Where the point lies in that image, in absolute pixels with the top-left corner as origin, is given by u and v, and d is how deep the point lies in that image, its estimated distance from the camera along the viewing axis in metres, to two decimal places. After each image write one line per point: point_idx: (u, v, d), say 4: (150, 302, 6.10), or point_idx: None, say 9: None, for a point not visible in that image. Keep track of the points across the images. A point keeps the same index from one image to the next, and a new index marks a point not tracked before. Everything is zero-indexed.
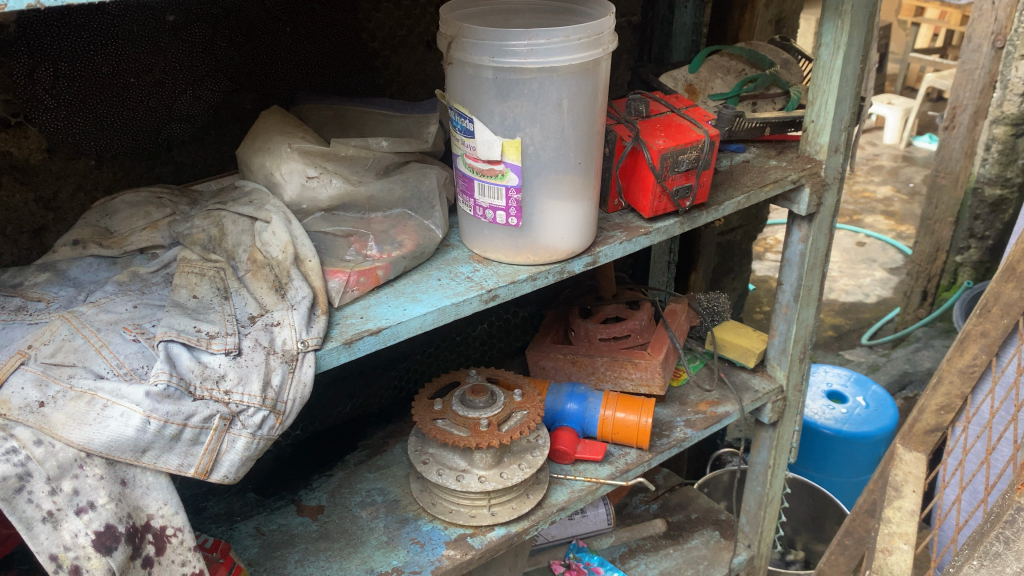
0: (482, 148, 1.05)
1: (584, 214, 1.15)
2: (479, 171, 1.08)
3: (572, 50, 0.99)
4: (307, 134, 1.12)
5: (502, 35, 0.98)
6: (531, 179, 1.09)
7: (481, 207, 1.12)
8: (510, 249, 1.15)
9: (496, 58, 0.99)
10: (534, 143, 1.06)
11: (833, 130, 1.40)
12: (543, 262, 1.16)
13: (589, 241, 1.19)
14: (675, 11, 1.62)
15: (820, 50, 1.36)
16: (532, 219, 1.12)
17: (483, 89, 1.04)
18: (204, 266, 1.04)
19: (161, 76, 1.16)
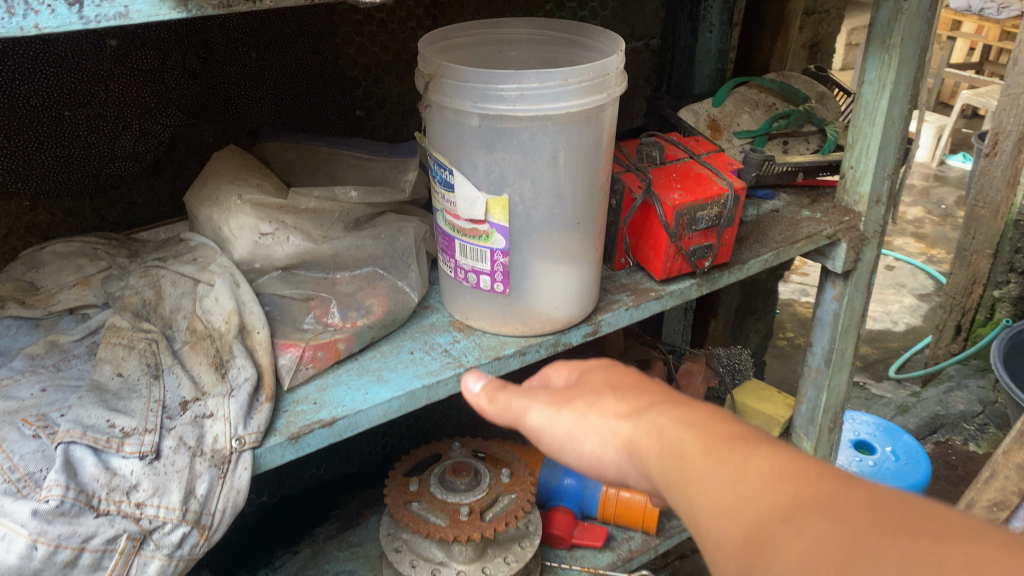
0: (463, 205, 0.89)
1: (584, 279, 0.99)
2: (459, 230, 0.92)
3: (570, 95, 0.83)
4: (263, 180, 0.96)
5: (488, 76, 0.82)
6: (521, 241, 0.92)
7: (463, 270, 0.95)
8: (496, 318, 0.98)
9: (481, 103, 0.83)
10: (526, 200, 0.90)
11: (875, 178, 1.24)
12: (535, 334, 0.99)
13: (589, 309, 1.03)
14: (699, 36, 1.48)
15: (863, 88, 1.20)
16: (522, 286, 0.95)
17: (466, 138, 0.88)
18: (134, 337, 0.88)
19: (101, 108, 1.01)
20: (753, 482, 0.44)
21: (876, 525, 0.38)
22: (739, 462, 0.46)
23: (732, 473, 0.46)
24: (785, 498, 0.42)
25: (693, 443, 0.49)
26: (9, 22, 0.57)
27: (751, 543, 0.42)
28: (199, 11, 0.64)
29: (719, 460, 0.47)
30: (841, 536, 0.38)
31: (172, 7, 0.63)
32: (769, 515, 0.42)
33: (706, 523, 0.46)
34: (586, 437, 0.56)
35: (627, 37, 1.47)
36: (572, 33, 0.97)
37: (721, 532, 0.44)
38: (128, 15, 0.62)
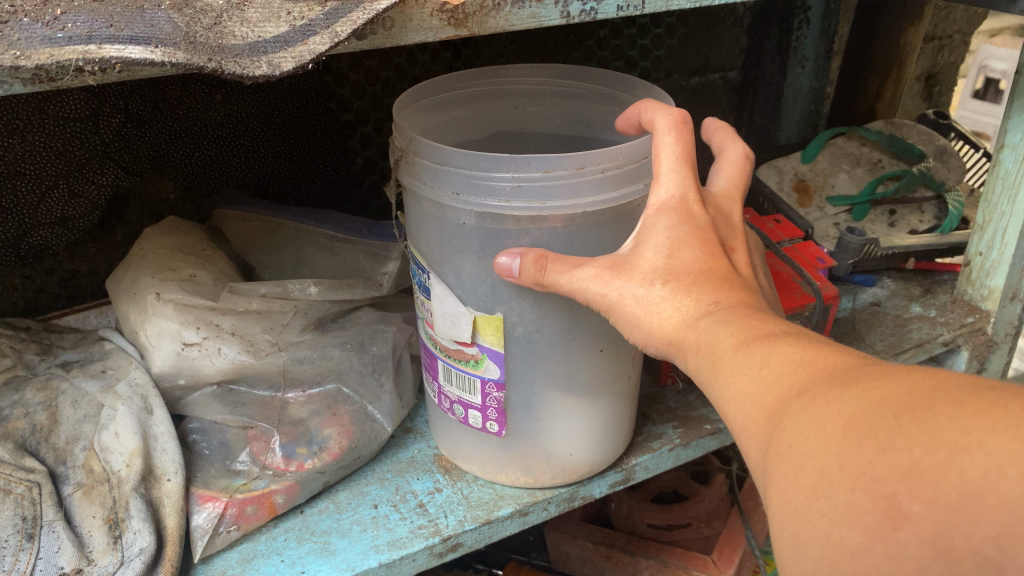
0: (442, 322, 0.66)
1: (609, 417, 0.74)
2: (441, 350, 0.69)
3: (589, 187, 0.59)
4: (199, 270, 0.75)
5: (473, 160, 0.57)
6: (522, 370, 0.67)
7: (447, 399, 0.72)
8: (489, 459, 0.74)
9: (465, 196, 0.59)
10: (527, 320, 0.65)
11: (1013, 270, 0.94)
12: (540, 484, 0.74)
13: (616, 449, 0.77)
14: (788, 72, 1.25)
15: (1002, 153, 0.90)
16: (522, 426, 0.71)
17: (447, 236, 0.64)
18: (12, 479, 0.67)
19: (18, 164, 0.80)
20: (771, 364, 0.41)
21: (877, 382, 0.35)
22: (760, 347, 0.42)
23: (751, 355, 0.42)
24: (802, 371, 0.39)
25: (716, 329, 0.45)
26: None
27: (772, 416, 0.39)
28: None
29: (742, 344, 0.43)
30: (848, 397, 0.35)
31: None
32: (784, 388, 0.39)
33: (732, 407, 0.42)
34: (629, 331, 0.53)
35: (698, 70, 1.20)
36: (614, 87, 0.71)
37: (744, 415, 0.41)
38: None
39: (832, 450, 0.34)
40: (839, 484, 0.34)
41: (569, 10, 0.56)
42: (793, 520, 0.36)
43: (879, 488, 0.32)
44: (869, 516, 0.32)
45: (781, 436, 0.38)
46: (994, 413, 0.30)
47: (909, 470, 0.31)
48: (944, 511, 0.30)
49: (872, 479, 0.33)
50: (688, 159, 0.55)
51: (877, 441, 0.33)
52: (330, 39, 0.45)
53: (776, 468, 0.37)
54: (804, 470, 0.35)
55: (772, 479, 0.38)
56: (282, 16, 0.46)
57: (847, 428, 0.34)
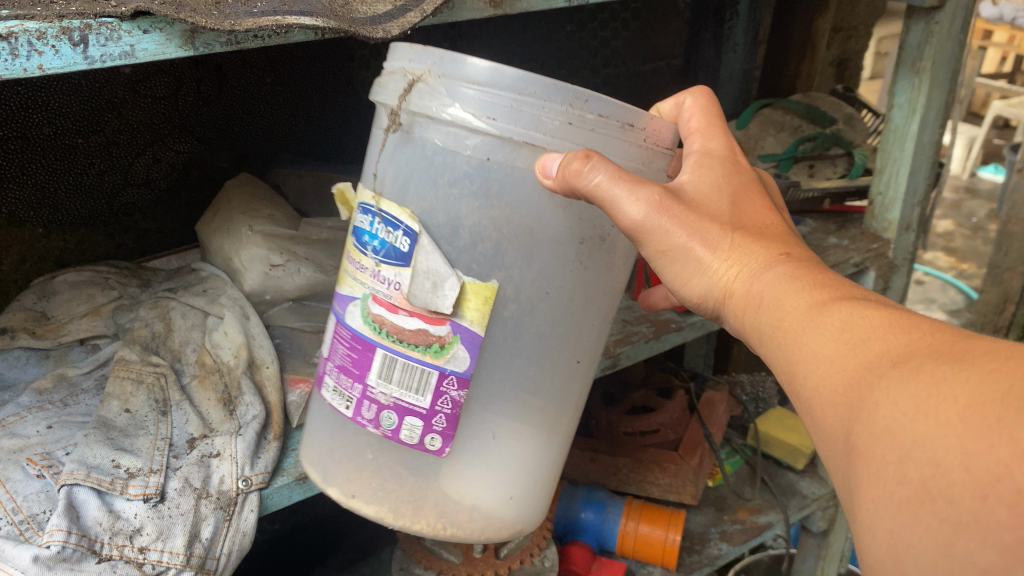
0: (419, 282, 0.60)
1: (534, 461, 0.73)
2: (392, 332, 0.62)
3: (627, 148, 0.62)
4: (274, 212, 0.97)
5: (533, 85, 0.56)
6: (495, 364, 0.65)
7: (378, 400, 0.64)
8: (422, 492, 0.68)
9: (502, 122, 0.57)
10: (522, 297, 0.63)
11: (905, 205, 1.20)
12: (461, 531, 0.70)
13: (530, 515, 0.76)
14: (723, 56, 1.52)
15: (893, 111, 1.17)
16: (471, 446, 0.68)
17: (458, 173, 0.60)
18: (143, 371, 0.85)
19: (114, 136, 1.00)
20: (862, 333, 0.47)
21: (999, 370, 0.39)
22: (844, 317, 0.48)
23: (838, 325, 0.48)
24: (899, 345, 0.44)
25: (795, 296, 0.52)
26: (13, 63, 0.56)
27: (860, 383, 0.45)
28: (206, 49, 0.63)
29: (826, 311, 0.50)
30: (968, 383, 0.39)
31: (179, 45, 0.62)
32: (880, 361, 0.44)
33: (811, 366, 0.49)
34: (692, 280, 0.59)
35: (649, 57, 1.44)
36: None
37: (820, 374, 0.48)
38: (133, 54, 0.60)
39: (958, 446, 0.38)
40: (964, 489, 0.37)
41: None
42: (904, 516, 0.40)
43: (1021, 501, 0.35)
44: (1011, 531, 0.36)
45: (869, 413, 0.43)
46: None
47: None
48: None
49: (1011, 488, 0.36)
50: (715, 116, 0.70)
51: (1016, 444, 0.36)
52: (421, 15, 0.66)
53: (877, 452, 0.42)
54: (916, 465, 0.40)
55: (859, 456, 0.43)
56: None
57: (974, 420, 0.38)
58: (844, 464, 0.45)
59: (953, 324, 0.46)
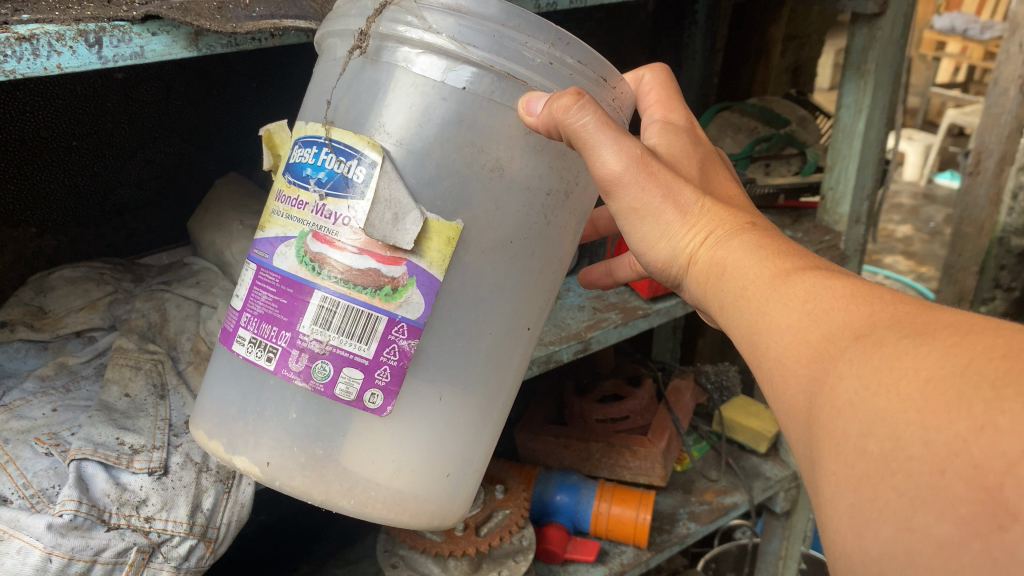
0: (378, 211, 0.59)
1: (478, 438, 0.71)
2: (336, 270, 0.60)
3: (597, 95, 0.67)
4: (265, 207, 1.05)
5: (519, 16, 0.61)
6: (449, 319, 0.65)
7: (314, 348, 0.62)
8: (346, 453, 0.65)
9: (485, 49, 0.61)
10: (483, 246, 0.65)
11: (855, 198, 1.29)
12: (382, 507, 0.67)
13: (461, 504, 0.74)
14: (684, 64, 1.58)
15: (841, 111, 1.25)
16: (411, 412, 0.66)
17: (430, 103, 0.62)
18: (140, 358, 0.90)
19: (108, 138, 1.05)
20: (823, 304, 0.48)
21: (961, 343, 0.38)
22: (808, 287, 0.49)
23: (801, 294, 0.49)
24: (862, 316, 0.45)
25: (759, 268, 0.54)
26: (35, 62, 0.61)
27: (826, 355, 0.45)
28: (209, 50, 0.69)
29: (789, 280, 0.51)
30: (927, 355, 0.39)
31: (184, 46, 0.67)
32: (842, 333, 0.45)
33: (775, 334, 0.50)
34: (659, 244, 0.63)
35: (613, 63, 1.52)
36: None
37: (783, 342, 0.49)
38: (143, 54, 0.66)
39: (916, 419, 0.38)
40: (925, 464, 0.37)
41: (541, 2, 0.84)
42: (863, 491, 0.40)
43: (979, 477, 0.35)
44: (966, 507, 0.35)
45: (834, 386, 0.43)
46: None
47: (1016, 462, 0.34)
48: None
49: (968, 464, 0.35)
50: (673, 90, 0.76)
51: (975, 419, 0.35)
52: None
53: (838, 424, 0.42)
54: (879, 439, 0.39)
55: (821, 431, 0.43)
56: None
57: (932, 393, 0.37)
58: (807, 437, 0.46)
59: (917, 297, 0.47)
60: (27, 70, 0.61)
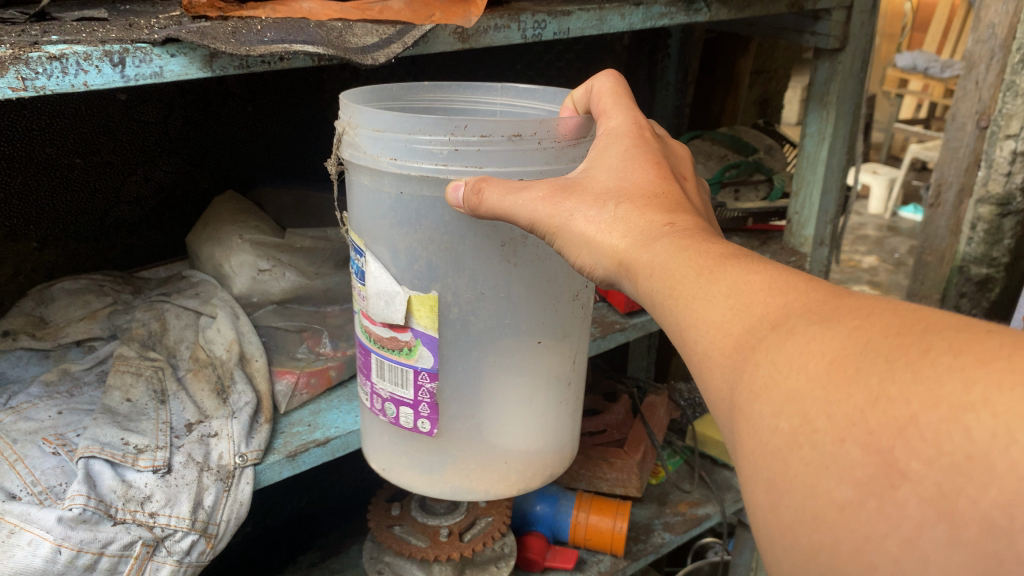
0: (377, 301, 0.75)
1: (539, 415, 0.84)
2: (376, 340, 0.78)
3: (526, 155, 0.69)
4: (261, 223, 1.11)
5: (410, 124, 0.67)
6: (457, 359, 0.78)
7: (382, 397, 0.81)
8: (425, 467, 0.84)
9: (399, 161, 0.69)
10: (462, 300, 0.75)
11: (818, 222, 1.36)
12: (476, 489, 0.84)
13: (551, 462, 0.89)
14: (657, 94, 1.69)
15: (805, 140, 1.33)
16: (455, 426, 0.81)
17: (384, 209, 0.73)
18: (141, 365, 0.94)
19: (109, 156, 1.09)
20: (746, 298, 0.45)
21: (866, 325, 0.39)
22: (732, 281, 0.47)
23: (724, 289, 0.47)
24: (780, 306, 0.44)
25: (681, 259, 0.51)
26: (63, 80, 0.66)
27: (745, 349, 0.44)
28: (222, 71, 0.74)
29: (714, 277, 0.48)
30: (834, 340, 0.39)
31: (200, 67, 0.73)
32: (760, 324, 0.44)
33: (701, 333, 0.47)
34: (582, 253, 0.60)
35: None
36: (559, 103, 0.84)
37: (708, 341, 0.46)
38: (162, 74, 0.71)
39: (821, 396, 0.38)
40: (828, 434, 0.37)
41: (527, 34, 0.90)
42: (775, 465, 0.40)
43: (873, 442, 0.35)
44: (863, 470, 0.36)
45: (751, 373, 0.42)
46: (996, 363, 0.33)
47: (906, 424, 0.34)
48: (948, 473, 0.33)
49: (864, 431, 0.36)
50: (624, 99, 0.72)
51: (870, 391, 0.36)
52: (403, 46, 0.79)
53: (755, 408, 0.42)
54: (787, 416, 0.40)
55: (739, 414, 0.43)
56: (374, 32, 0.81)
57: (837, 372, 0.38)
58: (725, 417, 0.45)
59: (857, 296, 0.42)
60: (55, 87, 0.65)
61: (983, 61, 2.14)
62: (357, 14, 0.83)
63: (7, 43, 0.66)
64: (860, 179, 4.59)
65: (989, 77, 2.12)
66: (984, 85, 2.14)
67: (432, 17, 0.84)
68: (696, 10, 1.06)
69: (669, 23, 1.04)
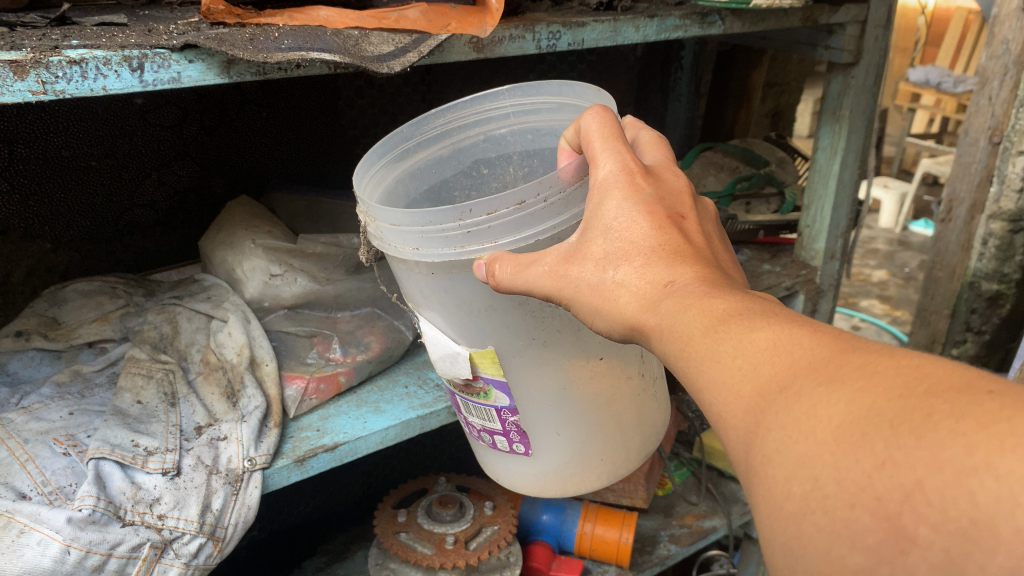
0: (445, 364, 0.80)
1: (618, 417, 0.86)
2: (458, 387, 0.84)
3: (536, 217, 0.69)
4: (274, 228, 1.11)
5: (420, 217, 0.69)
6: (526, 395, 0.82)
7: (476, 428, 0.89)
8: (528, 477, 0.90)
9: (422, 250, 0.71)
10: (515, 347, 0.78)
11: (829, 236, 1.36)
12: (581, 487, 0.89)
13: (643, 445, 0.90)
14: (670, 105, 1.69)
15: (817, 153, 1.33)
16: (544, 444, 0.86)
17: (423, 289, 0.77)
18: (152, 367, 0.94)
19: (124, 160, 1.10)
20: (752, 359, 0.44)
21: (868, 384, 0.38)
22: (736, 341, 0.46)
23: (730, 350, 0.46)
24: (786, 366, 0.43)
25: (688, 318, 0.49)
26: (83, 84, 0.66)
27: (753, 411, 0.43)
28: (239, 78, 0.75)
29: (721, 338, 0.47)
30: (841, 407, 0.38)
31: (217, 73, 0.73)
32: (768, 386, 0.43)
33: (711, 397, 0.46)
34: (596, 319, 0.59)
35: None
36: (567, 94, 0.83)
37: (719, 403, 0.46)
38: (180, 80, 0.72)
39: (829, 461, 0.37)
40: (838, 500, 0.37)
41: (541, 44, 0.91)
42: (789, 529, 0.39)
43: (882, 507, 0.35)
44: (873, 536, 0.35)
45: (761, 437, 0.42)
46: (996, 427, 0.33)
47: (913, 490, 0.34)
48: (956, 538, 0.33)
49: (872, 496, 0.35)
50: (615, 134, 0.66)
51: (876, 455, 0.36)
52: (418, 55, 0.80)
53: (767, 473, 0.41)
54: (796, 480, 0.39)
55: (752, 478, 0.42)
56: (390, 41, 0.81)
57: (843, 440, 0.37)
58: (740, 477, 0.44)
59: (861, 369, 0.39)
60: (75, 91, 0.66)
61: (996, 76, 2.13)
62: (373, 22, 0.83)
63: (28, 46, 0.66)
64: (871, 192, 4.58)
65: (1002, 93, 2.11)
66: (997, 101, 2.13)
67: (448, 27, 0.84)
68: (710, 23, 1.06)
69: (684, 35, 1.04)
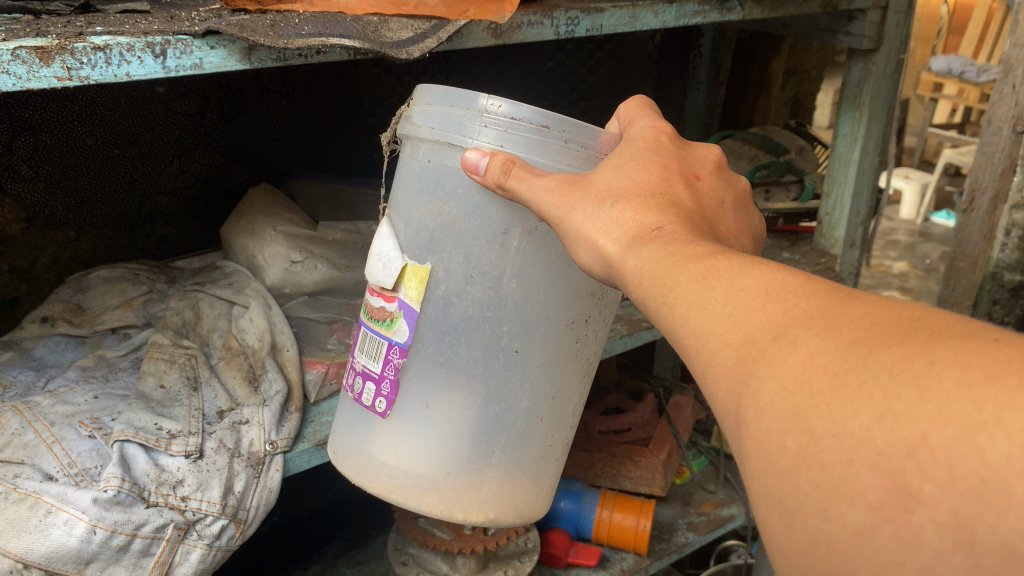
0: (374, 261, 0.74)
1: (495, 438, 0.77)
2: (369, 310, 0.77)
3: (548, 149, 0.68)
4: (295, 216, 1.12)
5: (458, 93, 0.69)
6: (430, 339, 0.74)
7: (354, 374, 0.79)
8: (368, 453, 0.78)
9: (437, 129, 0.70)
10: (452, 280, 0.72)
11: (849, 224, 1.36)
12: (405, 495, 0.77)
13: (493, 503, 0.79)
14: (688, 92, 1.69)
15: (837, 140, 1.32)
16: (409, 410, 0.76)
17: (412, 175, 0.74)
18: (175, 353, 0.95)
19: (146, 147, 1.11)
20: (743, 305, 0.43)
21: (870, 335, 0.37)
22: (728, 287, 0.45)
23: (722, 296, 0.45)
24: (778, 314, 0.42)
25: (677, 266, 0.49)
26: (107, 70, 0.67)
27: (743, 359, 0.42)
28: (259, 64, 0.76)
29: (711, 283, 0.46)
30: (835, 352, 0.37)
31: (238, 60, 0.74)
32: (760, 334, 0.41)
33: (696, 341, 0.45)
34: (580, 249, 0.59)
35: (621, 93, 1.62)
36: None
37: (708, 349, 0.44)
38: (201, 66, 0.72)
39: (826, 413, 0.36)
40: (835, 454, 0.35)
41: (560, 29, 0.91)
42: (785, 486, 0.38)
43: (883, 463, 0.34)
44: (875, 493, 0.34)
45: (755, 386, 0.40)
46: (1006, 380, 0.31)
47: (917, 446, 0.33)
48: (962, 497, 0.31)
49: (873, 451, 0.34)
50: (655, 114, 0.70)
51: (876, 407, 0.35)
52: (437, 41, 0.80)
53: (761, 426, 0.40)
54: (791, 433, 0.38)
55: (744, 432, 0.41)
56: (409, 27, 0.81)
57: (840, 388, 0.36)
58: (731, 434, 0.43)
59: (865, 318, 0.38)
60: (99, 76, 0.67)
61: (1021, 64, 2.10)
62: (392, 9, 0.84)
63: (53, 34, 0.67)
64: (893, 182, 4.53)
65: None
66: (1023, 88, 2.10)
67: (467, 12, 0.84)
68: (729, 9, 1.05)
69: (703, 21, 1.04)
